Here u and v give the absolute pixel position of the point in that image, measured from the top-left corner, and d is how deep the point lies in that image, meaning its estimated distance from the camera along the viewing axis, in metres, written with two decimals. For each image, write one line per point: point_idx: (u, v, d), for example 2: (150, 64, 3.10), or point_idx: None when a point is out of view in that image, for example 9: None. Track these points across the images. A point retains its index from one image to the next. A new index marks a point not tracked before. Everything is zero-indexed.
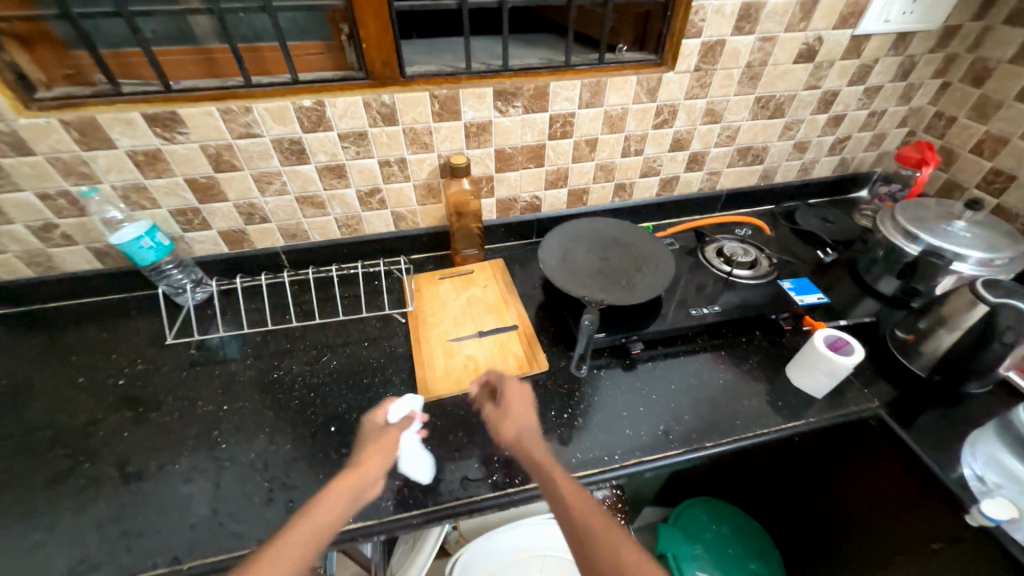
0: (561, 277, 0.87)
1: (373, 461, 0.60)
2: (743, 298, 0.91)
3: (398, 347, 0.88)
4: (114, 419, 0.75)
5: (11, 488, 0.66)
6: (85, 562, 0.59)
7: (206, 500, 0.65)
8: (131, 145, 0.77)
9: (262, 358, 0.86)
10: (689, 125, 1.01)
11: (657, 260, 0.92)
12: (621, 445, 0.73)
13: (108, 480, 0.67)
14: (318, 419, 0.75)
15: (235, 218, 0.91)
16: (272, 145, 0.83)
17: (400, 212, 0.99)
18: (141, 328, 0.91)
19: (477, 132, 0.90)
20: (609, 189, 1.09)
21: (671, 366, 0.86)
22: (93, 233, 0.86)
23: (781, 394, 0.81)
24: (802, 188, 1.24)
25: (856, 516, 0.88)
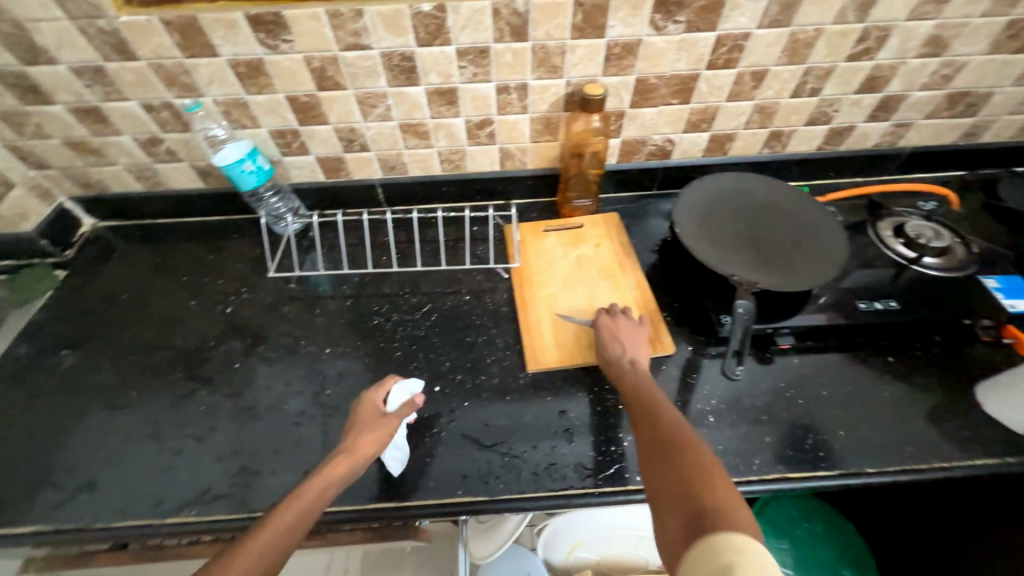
0: (703, 247, 0.72)
1: (367, 443, 0.57)
2: (928, 294, 0.73)
3: (501, 306, 0.80)
4: (224, 348, 0.75)
5: (140, 404, 0.69)
6: (211, 492, 0.60)
7: (317, 447, 0.64)
8: (233, 53, 0.68)
9: (360, 301, 0.81)
10: (896, 58, 0.76)
11: (823, 237, 0.74)
12: (761, 454, 0.64)
13: (224, 411, 0.68)
14: (421, 375, 0.71)
15: (334, 143, 0.83)
16: (381, 60, 0.71)
17: (508, 149, 0.86)
18: (242, 254, 0.89)
19: (621, 54, 0.73)
20: (761, 137, 0.88)
21: (822, 367, 0.72)
22: (195, 150, 0.82)
23: (964, 420, 0.66)
24: (1015, 152, 0.95)
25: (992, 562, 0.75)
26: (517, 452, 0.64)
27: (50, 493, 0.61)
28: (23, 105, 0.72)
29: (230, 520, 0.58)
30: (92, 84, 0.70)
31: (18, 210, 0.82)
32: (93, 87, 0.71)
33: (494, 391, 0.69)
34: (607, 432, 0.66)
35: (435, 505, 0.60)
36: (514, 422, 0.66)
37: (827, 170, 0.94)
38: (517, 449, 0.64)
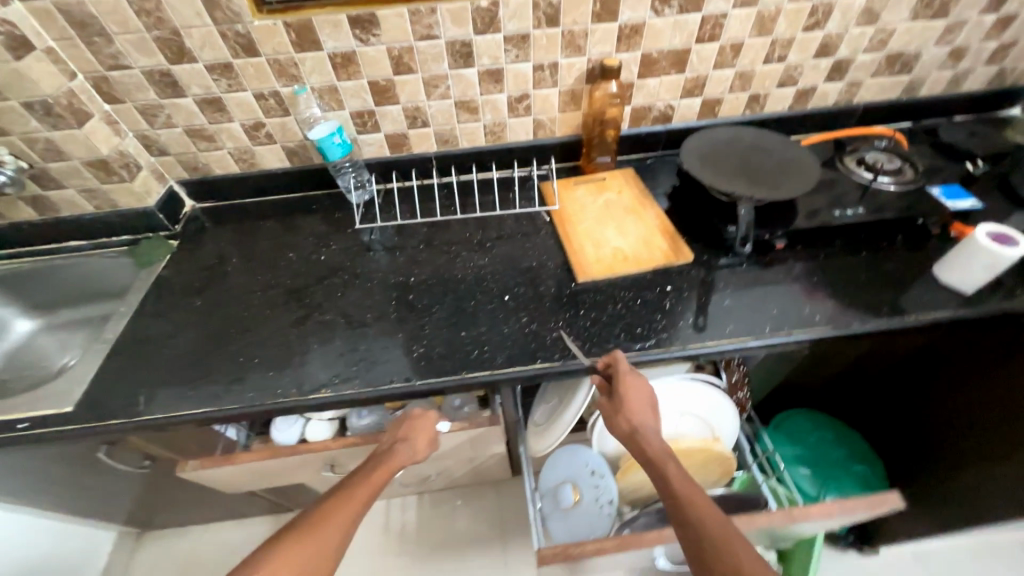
0: (708, 175, 0.91)
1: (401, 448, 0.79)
2: (886, 202, 0.92)
3: (547, 240, 0.98)
4: (327, 282, 0.92)
5: (265, 326, 0.84)
6: (339, 376, 0.76)
7: (418, 342, 0.80)
8: (334, 47, 0.88)
9: (432, 246, 0.99)
10: (841, 27, 0.98)
11: (804, 164, 0.93)
12: (770, 321, 0.81)
13: (338, 324, 0.83)
14: (492, 290, 0.88)
15: (402, 121, 1.02)
16: (446, 48, 0.91)
17: (541, 119, 1.06)
18: (324, 220, 1.07)
19: (630, 34, 0.93)
20: (742, 100, 1.09)
21: (812, 263, 0.90)
22: (288, 132, 1.00)
23: (924, 289, 0.84)
24: (947, 103, 1.17)
25: (974, 423, 0.90)
26: (580, 335, 0.80)
27: (210, 386, 0.76)
28: (161, 98, 0.91)
29: (359, 393, 0.74)
30: (219, 79, 0.90)
31: (145, 188, 0.99)
32: (219, 81, 0.90)
33: (554, 294, 0.86)
34: (647, 315, 0.83)
35: (521, 373, 0.75)
36: (573, 315, 0.83)
37: (800, 125, 1.15)
38: (579, 333, 0.80)
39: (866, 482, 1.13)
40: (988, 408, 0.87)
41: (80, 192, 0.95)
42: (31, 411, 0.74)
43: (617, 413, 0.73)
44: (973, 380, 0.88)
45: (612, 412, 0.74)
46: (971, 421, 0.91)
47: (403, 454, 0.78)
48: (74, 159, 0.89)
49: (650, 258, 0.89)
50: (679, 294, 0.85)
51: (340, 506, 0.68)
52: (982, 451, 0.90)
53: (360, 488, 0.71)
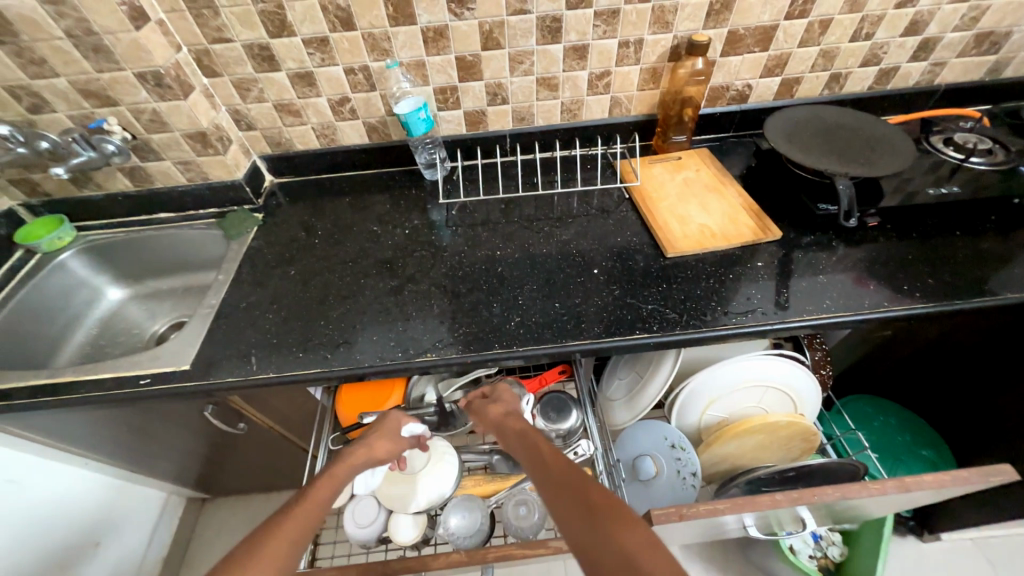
0: (797, 152, 0.91)
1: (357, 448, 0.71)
2: (979, 182, 0.91)
3: (628, 217, 0.98)
4: (415, 255, 0.94)
5: (362, 296, 0.88)
6: (441, 342, 0.78)
7: (513, 312, 0.82)
8: (428, 21, 0.89)
9: (513, 222, 1.00)
10: (934, 4, 0.96)
11: (895, 142, 0.92)
12: (867, 297, 0.81)
13: (433, 295, 0.86)
14: (580, 264, 0.90)
15: (482, 98, 1.03)
16: (536, 23, 0.91)
17: (618, 98, 1.06)
18: (403, 196, 1.09)
19: (719, 10, 0.93)
20: (822, 80, 1.08)
21: (902, 242, 0.89)
22: (372, 108, 1.02)
23: (1023, 267, 0.82)
24: None
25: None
26: (674, 309, 0.81)
27: (318, 350, 0.80)
28: (256, 72, 0.93)
29: (463, 358, 0.76)
30: (314, 53, 0.92)
31: (235, 161, 1.02)
32: (314, 55, 0.92)
33: (642, 269, 0.88)
34: (740, 290, 0.83)
35: (619, 343, 0.77)
36: (666, 289, 0.84)
37: (878, 106, 1.13)
38: (674, 306, 0.81)
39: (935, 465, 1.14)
40: None
41: (176, 164, 0.98)
42: (151, 369, 0.79)
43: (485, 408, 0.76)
44: None
45: (482, 405, 0.77)
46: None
47: (360, 454, 0.70)
48: (176, 130, 0.92)
49: (738, 235, 0.90)
50: (769, 271, 0.86)
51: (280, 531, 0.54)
52: None
53: (299, 509, 0.58)
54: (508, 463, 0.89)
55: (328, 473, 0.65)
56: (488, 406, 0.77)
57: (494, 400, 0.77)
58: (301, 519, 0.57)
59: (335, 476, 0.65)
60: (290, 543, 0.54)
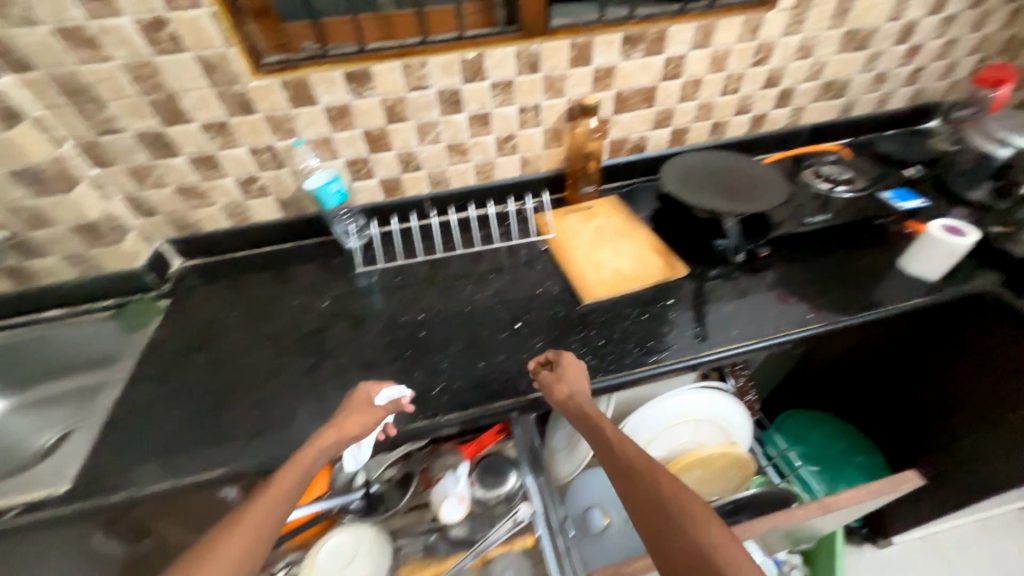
0: (689, 196, 0.99)
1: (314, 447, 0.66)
2: (847, 207, 1.02)
3: (548, 267, 1.01)
4: (334, 328, 0.91)
5: (277, 379, 0.82)
6: None
7: (438, 377, 0.80)
8: (329, 101, 0.92)
9: (434, 282, 1.00)
10: (782, 62, 1.12)
11: (771, 180, 1.03)
12: (769, 323, 0.87)
13: (352, 369, 0.83)
14: (503, 319, 0.90)
15: (395, 166, 1.06)
16: (436, 96, 0.97)
17: (527, 156, 1.12)
18: (323, 267, 1.06)
19: (603, 76, 1.03)
20: (706, 128, 1.20)
21: (793, 266, 0.97)
22: (283, 184, 1.02)
23: (895, 280, 0.92)
24: (878, 120, 1.32)
25: (960, 394, 0.96)
26: (595, 354, 0.83)
27: (226, 446, 0.73)
28: (153, 160, 0.91)
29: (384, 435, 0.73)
30: (214, 137, 0.91)
31: (134, 250, 0.97)
32: (214, 139, 0.92)
33: (563, 319, 0.89)
34: (656, 328, 0.87)
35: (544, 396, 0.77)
36: (586, 335, 0.86)
37: (758, 146, 1.27)
38: (595, 352, 0.83)
39: (870, 471, 1.16)
40: (970, 386, 0.94)
41: (64, 259, 0.91)
42: (24, 497, 0.70)
43: (557, 383, 0.73)
44: (949, 360, 0.96)
45: (552, 381, 0.73)
46: (958, 395, 0.96)
47: (325, 437, 0.67)
48: (62, 225, 0.87)
49: (648, 275, 0.95)
50: (680, 307, 0.90)
51: (240, 521, 0.59)
52: (971, 422, 0.95)
53: (261, 502, 0.61)
54: (447, 543, 0.82)
55: (294, 459, 0.65)
56: (556, 383, 0.73)
57: (560, 371, 0.74)
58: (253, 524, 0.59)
59: (299, 462, 0.65)
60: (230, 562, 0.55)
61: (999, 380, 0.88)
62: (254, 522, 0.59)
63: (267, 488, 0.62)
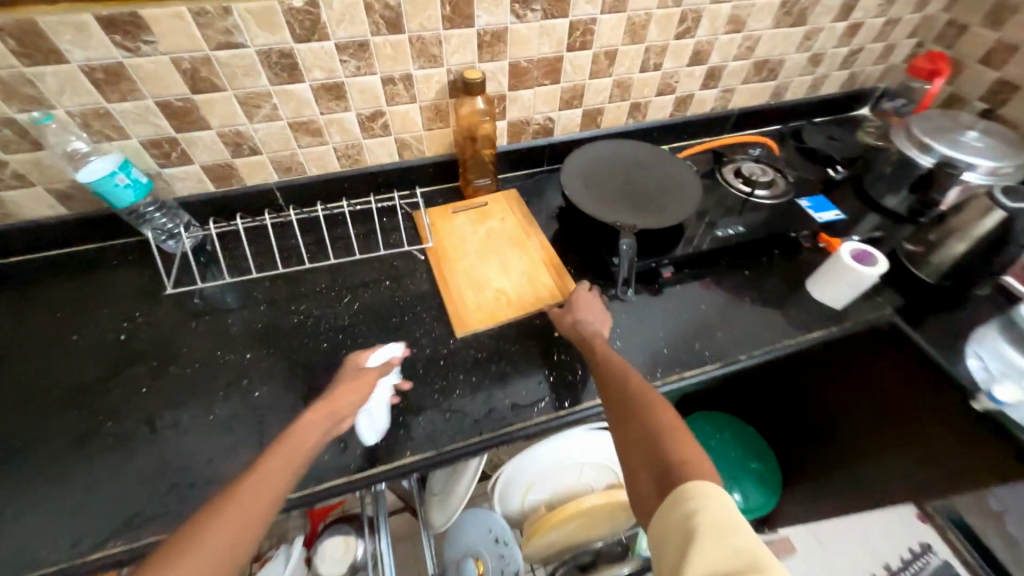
0: (589, 202, 0.83)
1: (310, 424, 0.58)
2: (763, 217, 0.91)
3: (422, 284, 0.84)
4: (128, 374, 0.69)
5: (30, 455, 0.61)
6: (139, 517, 0.57)
7: (254, 447, 0.63)
8: (86, 58, 0.64)
9: (276, 304, 0.80)
10: (710, 35, 0.95)
11: (685, 181, 0.89)
12: (661, 363, 0.75)
13: (140, 438, 0.63)
14: (353, 359, 0.73)
15: (220, 149, 0.80)
16: (259, 58, 0.71)
17: (404, 138, 0.90)
18: (128, 278, 0.81)
19: (492, 41, 0.81)
20: (624, 109, 1.02)
21: (700, 288, 0.86)
22: (50, 171, 0.74)
23: (801, 307, 0.84)
24: (809, 106, 1.21)
25: (855, 417, 0.94)
26: (458, 409, 0.68)
27: None
28: None
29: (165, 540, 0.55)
30: None
31: None
32: None
33: (428, 359, 0.73)
34: (533, 370, 0.73)
35: (386, 470, 0.62)
36: (451, 383, 0.71)
37: (681, 132, 1.12)
38: (456, 406, 0.68)
39: (761, 479, 1.19)
40: (861, 408, 0.93)
41: None
42: None
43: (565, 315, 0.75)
44: (842, 382, 0.94)
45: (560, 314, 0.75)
46: (854, 418, 0.94)
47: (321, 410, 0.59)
48: None
49: (536, 299, 0.80)
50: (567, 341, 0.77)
51: (222, 510, 0.47)
52: (863, 445, 0.94)
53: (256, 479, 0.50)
54: None
55: (281, 440, 0.55)
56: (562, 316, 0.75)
57: (569, 306, 0.76)
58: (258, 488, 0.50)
59: (294, 438, 0.56)
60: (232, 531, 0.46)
61: (891, 409, 0.86)
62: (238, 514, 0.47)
63: (256, 468, 0.51)
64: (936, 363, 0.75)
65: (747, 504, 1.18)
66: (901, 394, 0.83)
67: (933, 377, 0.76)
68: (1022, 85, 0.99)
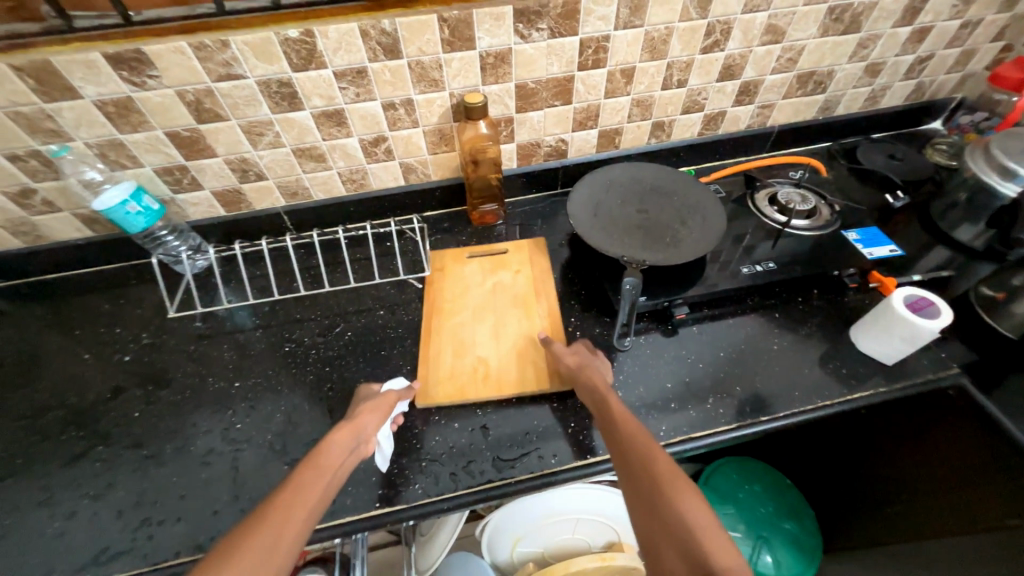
0: (595, 233, 0.76)
1: (332, 440, 0.55)
2: (799, 251, 0.80)
3: (415, 316, 0.80)
4: (125, 397, 0.71)
5: (29, 474, 0.64)
6: (110, 550, 0.57)
7: (227, 485, 0.62)
8: (97, 93, 0.67)
9: (271, 330, 0.80)
10: (743, 47, 0.85)
11: (707, 211, 0.80)
12: (667, 419, 0.67)
13: (125, 465, 0.64)
14: (336, 394, 0.71)
15: (228, 175, 0.82)
16: (259, 88, 0.71)
17: (408, 162, 0.88)
18: (141, 299, 0.85)
19: (496, 63, 0.77)
20: (645, 129, 0.95)
21: (720, 333, 0.76)
22: (75, 197, 0.78)
23: (844, 360, 0.72)
24: (866, 121, 1.06)
25: (912, 488, 0.80)
26: (436, 455, 0.63)
27: None
28: None
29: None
30: None
31: None
32: None
33: None
34: (523, 420, 0.67)
35: (353, 519, 0.58)
36: (434, 425, 0.66)
37: (711, 152, 1.02)
38: (434, 453, 0.63)
39: (796, 541, 1.05)
40: (918, 480, 0.79)
41: None
42: None
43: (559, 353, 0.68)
44: (897, 446, 0.81)
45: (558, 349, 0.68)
46: (911, 488, 0.80)
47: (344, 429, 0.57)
48: None
49: (518, 380, 0.69)
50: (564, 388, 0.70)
51: (266, 515, 0.45)
52: (918, 521, 0.79)
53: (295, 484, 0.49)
54: None
55: (310, 455, 0.53)
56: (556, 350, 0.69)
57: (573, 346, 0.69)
58: (293, 500, 0.47)
59: (321, 454, 0.53)
60: (269, 539, 0.43)
61: (957, 483, 0.72)
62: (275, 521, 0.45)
63: (289, 482, 0.49)
64: (1014, 437, 0.62)
65: (779, 571, 1.03)
66: (968, 471, 0.70)
67: (1011, 454, 0.63)
68: None
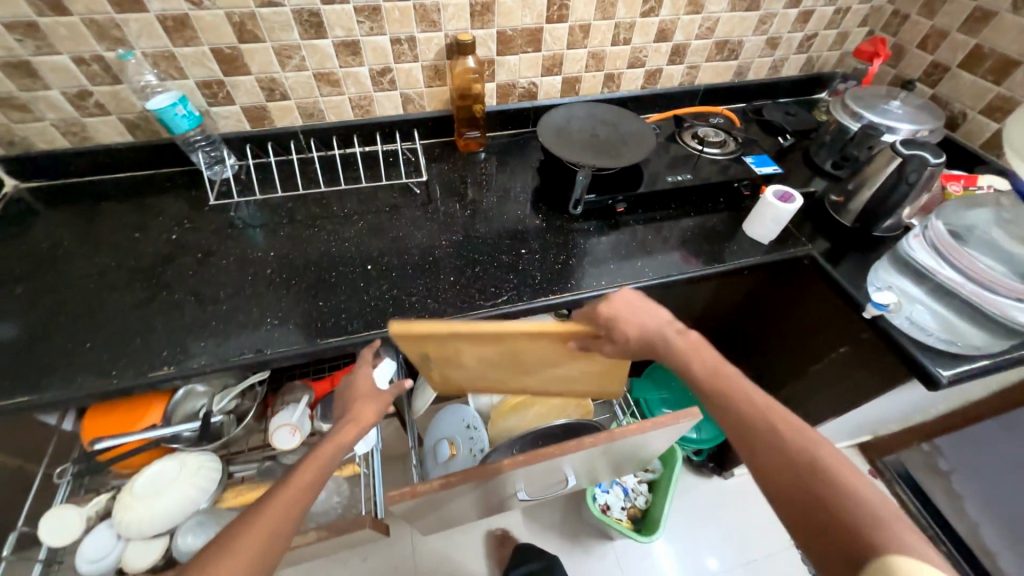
0: (557, 146, 0.99)
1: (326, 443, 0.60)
2: (710, 169, 1.06)
3: (414, 212, 1.00)
4: (177, 262, 0.87)
5: (105, 312, 0.79)
6: (187, 353, 0.74)
7: (274, 316, 0.80)
8: (161, 9, 0.83)
9: (296, 219, 0.97)
10: (673, 15, 1.10)
11: (643, 136, 1.04)
12: (608, 274, 0.91)
13: (187, 304, 0.81)
14: (356, 260, 0.90)
15: (258, 92, 0.98)
16: (293, 16, 0.89)
17: (408, 94, 1.07)
18: (178, 196, 1.00)
19: (482, 11, 0.98)
20: (599, 79, 1.18)
21: (649, 223, 1.01)
22: (124, 102, 0.93)
23: (736, 242, 0.98)
24: (771, 87, 1.35)
25: (790, 344, 1.08)
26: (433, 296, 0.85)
27: (33, 377, 0.71)
28: None
29: (207, 367, 0.73)
30: (23, 39, 0.81)
31: None
32: (24, 41, 0.81)
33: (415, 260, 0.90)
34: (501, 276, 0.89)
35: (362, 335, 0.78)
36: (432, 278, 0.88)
37: (651, 104, 1.27)
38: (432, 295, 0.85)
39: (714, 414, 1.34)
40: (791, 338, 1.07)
41: None
42: None
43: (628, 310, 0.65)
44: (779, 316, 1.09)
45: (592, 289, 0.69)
46: (788, 344, 1.08)
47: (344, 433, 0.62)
48: None
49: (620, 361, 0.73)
50: (533, 256, 0.93)
51: (257, 519, 0.50)
52: (796, 366, 1.08)
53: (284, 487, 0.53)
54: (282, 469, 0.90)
55: (309, 457, 0.58)
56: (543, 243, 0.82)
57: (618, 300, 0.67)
58: (280, 502, 0.52)
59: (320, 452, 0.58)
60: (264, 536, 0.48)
61: (813, 329, 0.99)
62: (270, 520, 0.50)
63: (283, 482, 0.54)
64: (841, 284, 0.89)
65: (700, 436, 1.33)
66: (818, 319, 0.97)
67: (839, 295, 0.89)
68: (951, 66, 1.12)
